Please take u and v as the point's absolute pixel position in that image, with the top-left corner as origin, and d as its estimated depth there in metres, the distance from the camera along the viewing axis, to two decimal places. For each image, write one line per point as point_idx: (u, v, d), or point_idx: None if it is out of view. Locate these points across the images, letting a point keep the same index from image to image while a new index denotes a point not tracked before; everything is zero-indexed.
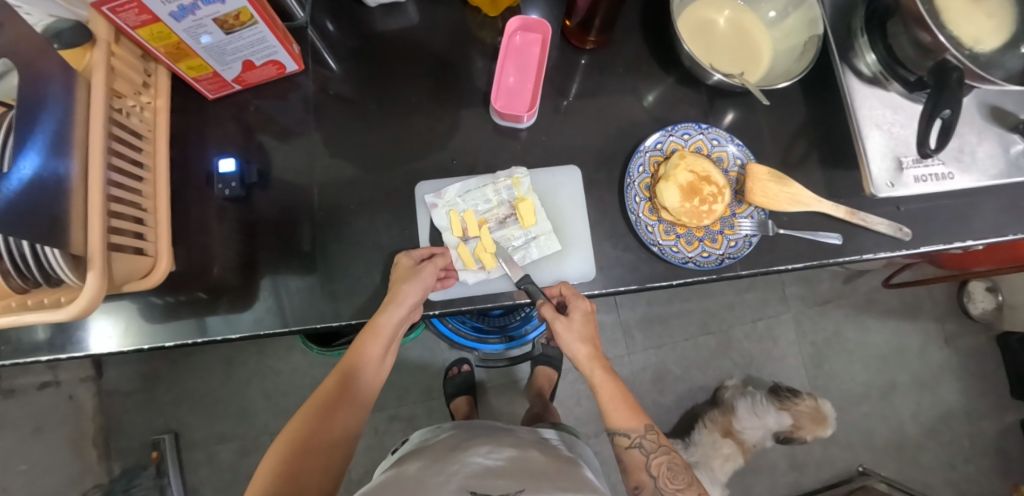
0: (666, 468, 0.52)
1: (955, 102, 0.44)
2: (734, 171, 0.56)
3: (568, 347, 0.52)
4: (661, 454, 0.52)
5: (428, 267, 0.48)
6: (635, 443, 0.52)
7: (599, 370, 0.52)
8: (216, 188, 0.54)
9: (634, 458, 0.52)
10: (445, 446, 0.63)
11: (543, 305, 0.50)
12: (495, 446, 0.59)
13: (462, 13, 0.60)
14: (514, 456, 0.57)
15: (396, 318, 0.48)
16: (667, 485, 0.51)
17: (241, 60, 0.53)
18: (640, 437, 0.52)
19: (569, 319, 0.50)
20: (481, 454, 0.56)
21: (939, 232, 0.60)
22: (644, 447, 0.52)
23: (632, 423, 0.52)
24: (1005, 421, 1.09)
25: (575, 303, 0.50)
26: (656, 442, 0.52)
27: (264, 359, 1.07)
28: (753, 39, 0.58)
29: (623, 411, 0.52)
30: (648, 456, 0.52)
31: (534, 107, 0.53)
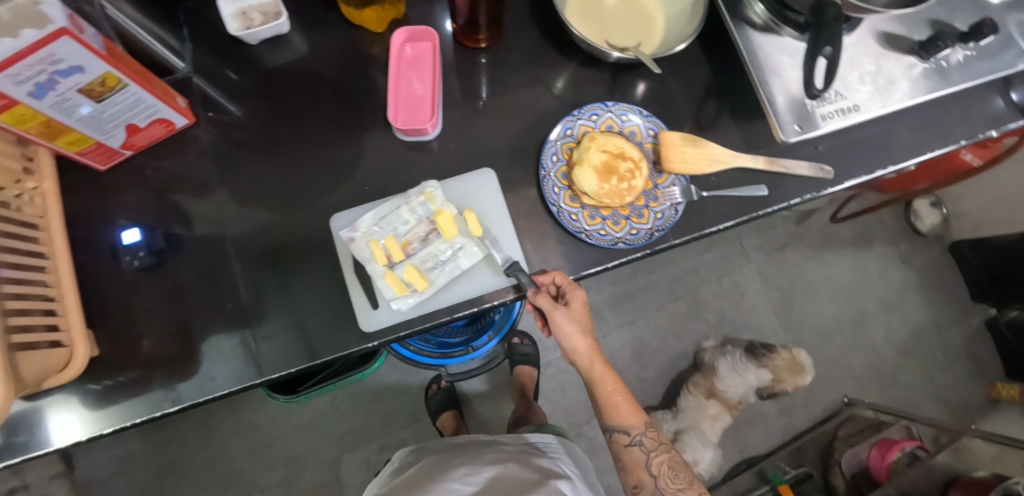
0: (668, 467, 0.56)
1: (835, 37, 0.44)
2: (649, 142, 0.55)
3: (568, 341, 0.53)
4: (661, 452, 0.56)
5: None
6: (635, 441, 0.56)
7: (597, 362, 0.54)
8: (124, 261, 0.52)
9: (634, 456, 0.56)
10: (422, 475, 0.64)
11: (537, 295, 0.49)
12: (472, 467, 0.61)
13: (349, 34, 0.58)
14: (492, 476, 0.59)
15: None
16: (668, 484, 0.55)
17: (124, 125, 0.50)
18: (639, 435, 0.56)
19: (573, 306, 0.50)
20: (457, 479, 0.58)
21: (860, 164, 0.61)
22: (645, 445, 0.56)
23: (633, 421, 0.56)
24: (971, 326, 1.14)
25: (574, 291, 0.50)
26: (655, 440, 0.57)
27: (241, 417, 1.03)
28: (644, 8, 0.58)
29: (624, 411, 0.56)
30: (648, 453, 0.56)
31: (436, 116, 0.53)
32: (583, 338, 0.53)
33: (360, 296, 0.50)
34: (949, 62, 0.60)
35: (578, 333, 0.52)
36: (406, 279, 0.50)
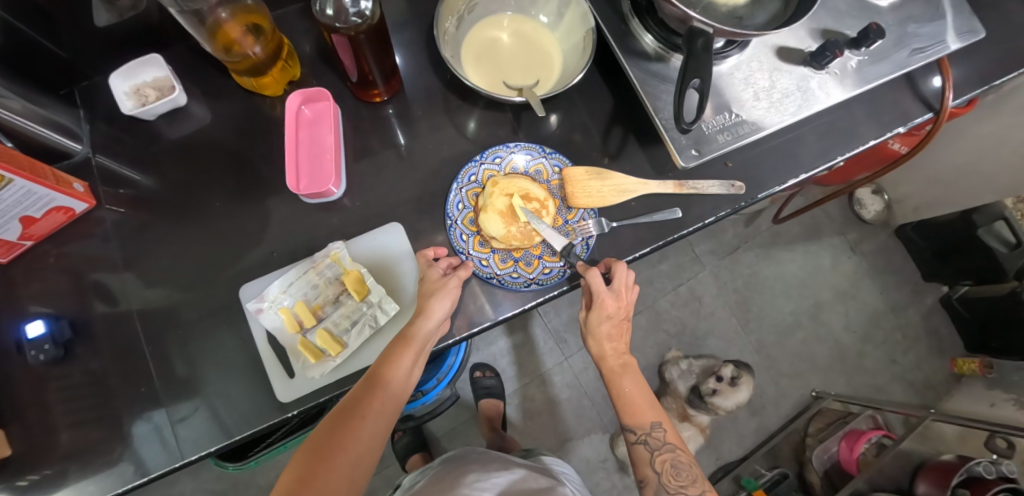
0: (671, 465, 0.53)
1: (702, 69, 0.45)
2: (555, 179, 0.56)
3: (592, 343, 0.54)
4: (666, 451, 0.53)
5: (453, 279, 0.48)
6: (641, 439, 0.54)
7: (620, 363, 0.54)
8: (29, 356, 0.50)
9: (640, 454, 0.54)
10: (432, 484, 0.67)
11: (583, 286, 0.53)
12: (483, 473, 0.66)
13: (249, 99, 0.58)
14: (504, 482, 0.65)
15: (431, 330, 0.47)
16: (670, 482, 0.53)
17: (17, 218, 0.49)
18: (645, 434, 0.54)
19: (599, 307, 0.51)
20: (471, 485, 0.63)
21: (771, 174, 0.62)
22: (650, 443, 0.54)
23: (640, 418, 0.54)
24: (927, 304, 1.16)
25: (620, 285, 0.51)
26: (662, 440, 0.54)
27: (201, 485, 1.00)
28: (540, 48, 0.59)
29: (637, 408, 0.54)
30: (652, 451, 0.54)
31: (337, 177, 0.53)
32: (608, 341, 0.54)
33: (275, 366, 0.49)
34: (845, 68, 0.59)
35: (605, 336, 0.54)
36: (320, 344, 0.49)
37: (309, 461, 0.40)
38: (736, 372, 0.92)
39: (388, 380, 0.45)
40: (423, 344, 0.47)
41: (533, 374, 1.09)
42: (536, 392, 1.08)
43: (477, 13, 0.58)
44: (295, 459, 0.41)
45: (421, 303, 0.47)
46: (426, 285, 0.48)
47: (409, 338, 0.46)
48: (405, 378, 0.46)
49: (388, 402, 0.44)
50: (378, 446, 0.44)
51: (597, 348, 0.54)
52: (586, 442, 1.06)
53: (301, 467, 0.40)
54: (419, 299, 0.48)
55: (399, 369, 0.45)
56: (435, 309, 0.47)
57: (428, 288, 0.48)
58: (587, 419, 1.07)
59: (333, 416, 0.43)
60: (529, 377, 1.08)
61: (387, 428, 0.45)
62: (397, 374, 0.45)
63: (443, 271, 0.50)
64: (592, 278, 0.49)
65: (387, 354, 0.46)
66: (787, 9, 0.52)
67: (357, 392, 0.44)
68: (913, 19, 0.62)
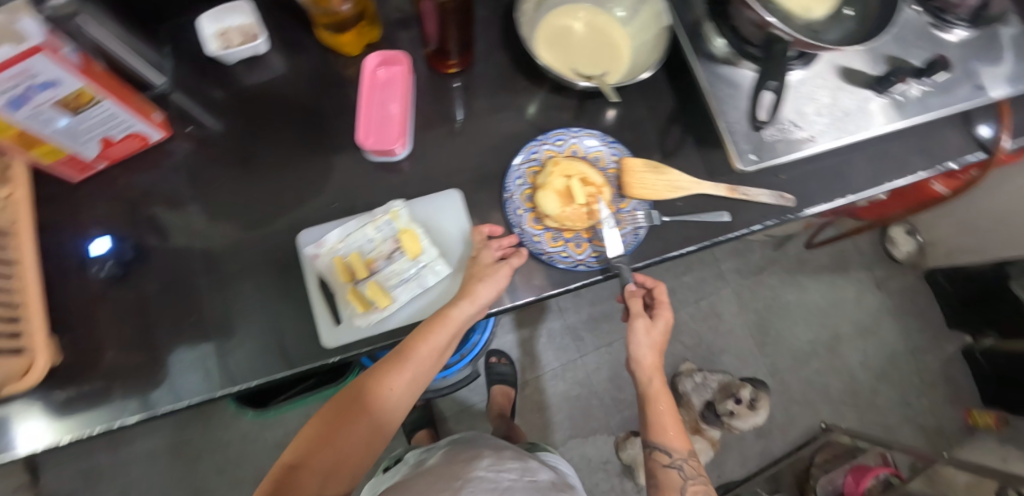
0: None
1: (779, 72, 0.46)
2: (612, 168, 0.57)
3: (636, 351, 0.53)
4: (699, 482, 0.52)
5: (504, 267, 0.49)
6: (675, 463, 0.53)
7: (656, 380, 0.54)
8: (91, 271, 0.53)
9: (670, 478, 0.52)
10: (446, 463, 0.68)
11: (632, 297, 0.52)
12: (496, 461, 0.67)
13: (325, 54, 0.60)
14: (519, 474, 0.65)
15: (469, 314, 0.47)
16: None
17: (99, 137, 0.51)
18: (680, 459, 0.53)
19: (660, 318, 0.53)
20: (486, 469, 0.63)
21: (819, 193, 0.62)
22: (684, 470, 0.53)
23: (677, 442, 0.54)
24: (947, 351, 1.15)
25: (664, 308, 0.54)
26: (695, 470, 0.53)
27: (209, 434, 1.01)
28: (610, 40, 0.60)
29: (671, 429, 0.54)
30: (686, 478, 0.52)
31: (404, 137, 0.54)
32: (654, 355, 0.54)
33: (322, 312, 0.50)
34: (906, 96, 0.60)
35: (653, 346, 0.53)
36: (369, 295, 0.50)
37: (330, 423, 0.43)
38: (755, 394, 0.94)
39: (420, 356, 0.46)
40: (461, 324, 0.48)
41: (547, 367, 1.09)
42: (547, 386, 1.08)
43: (554, 1, 0.60)
44: (315, 418, 0.44)
45: (467, 287, 0.48)
46: (477, 267, 0.49)
47: (447, 318, 0.47)
48: (433, 355, 0.47)
49: (412, 379, 0.46)
50: (397, 417, 0.47)
51: (640, 354, 0.53)
52: (589, 442, 1.06)
53: (322, 426, 0.43)
54: (466, 281, 0.48)
55: (429, 348, 0.46)
56: (479, 294, 0.47)
57: (478, 272, 0.49)
58: (593, 419, 1.07)
59: (362, 381, 0.46)
60: (542, 369, 1.09)
61: (407, 401, 0.47)
62: (425, 353, 0.46)
63: (496, 256, 0.50)
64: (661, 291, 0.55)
65: (421, 331, 0.46)
66: (861, 31, 0.52)
67: (382, 364, 0.45)
68: (977, 57, 0.62)
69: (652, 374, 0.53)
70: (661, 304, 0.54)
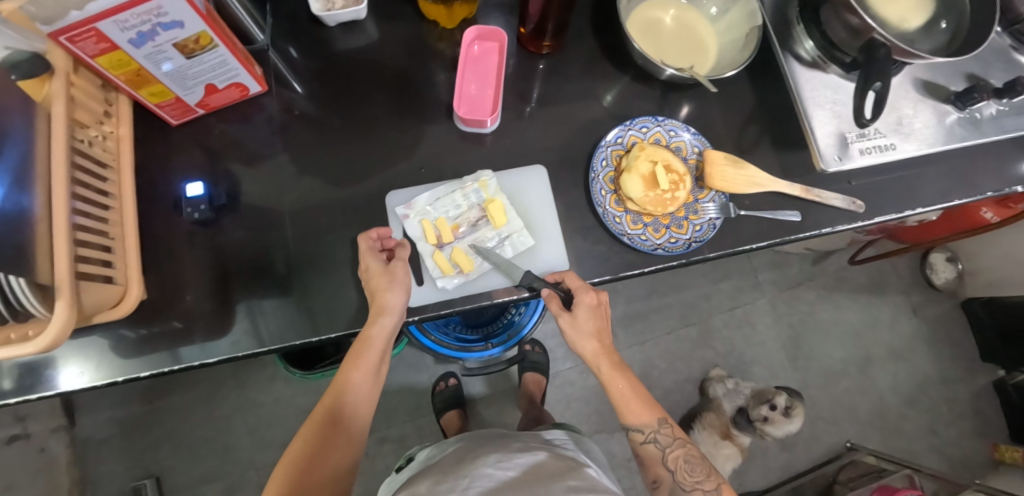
0: (684, 461, 0.51)
1: (884, 74, 0.47)
2: (694, 159, 0.58)
3: (578, 346, 0.53)
4: (677, 447, 0.52)
5: (399, 266, 0.49)
6: (650, 438, 0.52)
7: (605, 363, 0.52)
8: (185, 212, 0.54)
9: (650, 453, 0.52)
10: (453, 461, 0.59)
11: (549, 298, 0.51)
12: (505, 454, 0.55)
13: (420, 26, 0.62)
14: (529, 462, 0.53)
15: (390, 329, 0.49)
16: (686, 479, 0.50)
17: (204, 83, 0.53)
18: (654, 432, 0.52)
19: (587, 306, 0.51)
20: (491, 465, 0.51)
21: (890, 202, 0.61)
22: (660, 441, 0.52)
23: (646, 417, 0.52)
24: (979, 384, 1.15)
25: (582, 296, 0.51)
26: (671, 436, 0.52)
27: (243, 395, 1.10)
28: (697, 35, 0.61)
29: (638, 406, 0.52)
30: (663, 450, 0.52)
31: (496, 111, 0.56)
32: (596, 339, 0.52)
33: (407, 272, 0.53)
34: (984, 114, 0.60)
35: (590, 333, 0.52)
36: (452, 259, 0.52)
37: (290, 473, 0.47)
38: (790, 402, 0.93)
39: (356, 379, 0.50)
40: (384, 343, 0.50)
41: (578, 361, 1.11)
42: (576, 378, 1.10)
43: None
44: (276, 475, 0.47)
45: (376, 300, 0.48)
46: (373, 281, 0.48)
47: (371, 339, 0.49)
48: (368, 378, 0.51)
49: (356, 404, 0.51)
50: (354, 443, 0.51)
51: (581, 347, 0.52)
52: (613, 438, 1.07)
53: (284, 478, 0.46)
54: (371, 298, 0.48)
55: (362, 374, 0.50)
56: (388, 308, 0.48)
57: (378, 282, 0.48)
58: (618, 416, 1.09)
59: (318, 419, 0.49)
60: (574, 362, 1.11)
61: (359, 424, 0.51)
62: (359, 380, 0.50)
63: (384, 260, 0.50)
64: (572, 279, 0.52)
65: (351, 357, 0.49)
66: (952, 45, 0.53)
67: (328, 398, 0.50)
68: None
69: (596, 362, 0.52)
70: (578, 290, 0.51)
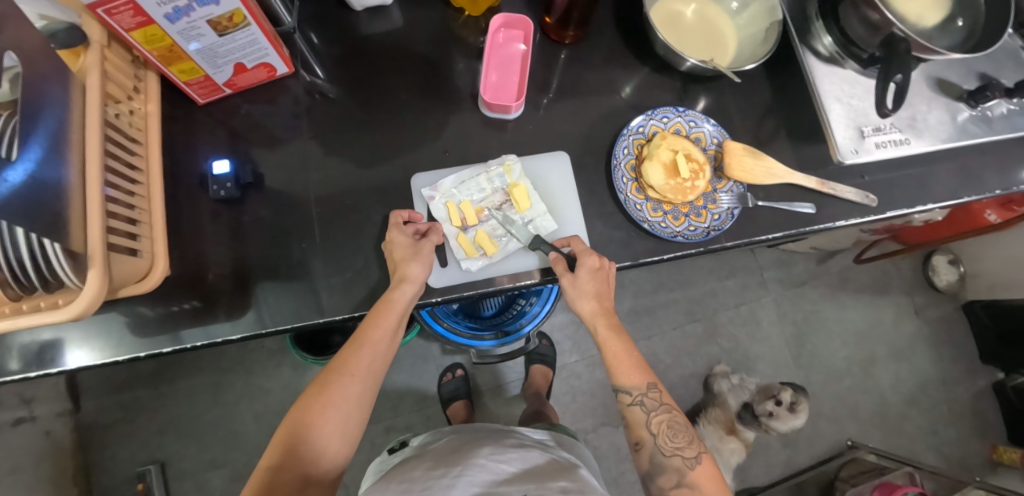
0: (667, 426, 0.51)
1: (905, 68, 0.49)
2: (712, 149, 0.60)
3: (577, 305, 0.52)
4: (662, 413, 0.52)
5: (427, 244, 0.51)
6: (637, 401, 0.52)
7: (602, 326, 0.53)
8: (210, 190, 0.54)
9: (636, 416, 0.52)
10: (447, 448, 0.58)
11: (554, 259, 0.52)
12: (499, 448, 0.54)
13: (445, 13, 0.63)
14: (522, 459, 0.52)
15: (410, 297, 0.50)
16: (667, 443, 0.51)
17: (233, 63, 0.53)
18: (641, 395, 0.52)
19: (590, 266, 0.51)
20: (485, 456, 0.51)
21: (902, 197, 0.62)
22: (646, 404, 0.52)
23: (635, 380, 0.52)
24: (978, 385, 1.16)
25: (586, 257, 0.51)
26: (658, 401, 0.52)
27: (251, 381, 1.11)
28: (718, 28, 0.61)
29: (629, 369, 0.52)
30: (648, 414, 0.52)
31: (520, 97, 0.57)
32: (596, 302, 0.52)
33: None
34: (995, 112, 0.61)
35: (591, 295, 0.52)
36: (476, 242, 0.54)
37: (303, 416, 0.47)
38: (795, 397, 0.94)
39: (372, 341, 0.49)
40: (405, 308, 0.50)
41: (585, 353, 1.12)
42: (583, 371, 1.11)
43: None
44: (289, 416, 0.48)
45: (398, 269, 0.49)
46: (397, 249, 0.50)
47: (392, 301, 0.49)
48: (387, 338, 0.50)
49: (372, 362, 0.50)
50: (364, 405, 0.50)
51: (581, 306, 0.52)
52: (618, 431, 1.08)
53: (296, 421, 0.47)
54: (394, 264, 0.50)
55: (381, 332, 0.49)
56: (413, 273, 0.49)
57: (401, 254, 0.50)
58: None
59: (329, 374, 0.49)
60: (580, 355, 1.12)
61: (367, 390, 0.50)
62: (377, 340, 0.50)
63: (412, 237, 0.51)
64: (577, 244, 0.53)
65: (370, 317, 0.49)
66: (969, 42, 0.55)
67: (343, 354, 0.50)
68: None
69: (593, 322, 0.52)
70: (582, 252, 0.52)
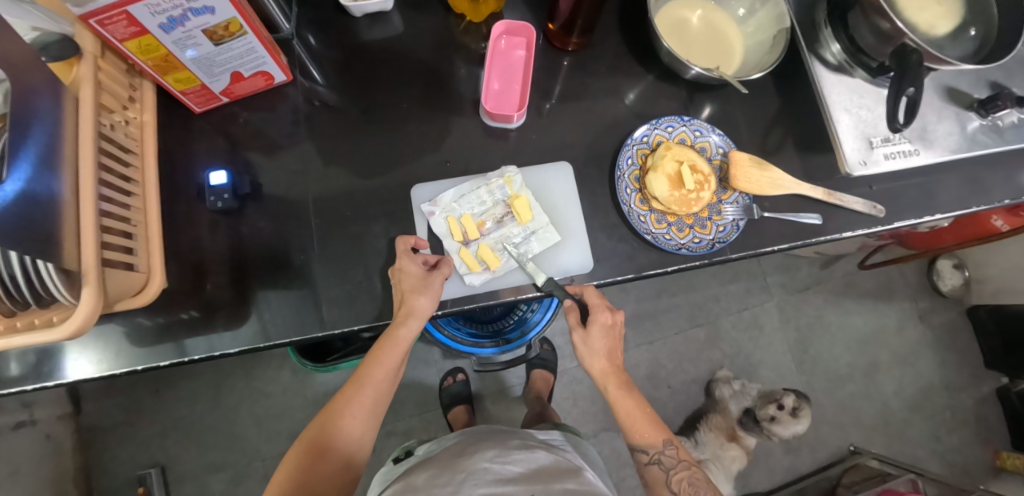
0: (687, 484, 0.52)
1: (918, 80, 0.47)
2: (718, 159, 0.59)
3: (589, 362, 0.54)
4: (681, 469, 0.53)
5: (437, 276, 0.50)
6: (654, 459, 0.54)
7: (615, 385, 0.54)
8: (208, 201, 0.54)
9: (655, 474, 0.53)
10: (450, 454, 0.57)
11: (568, 309, 0.52)
12: (504, 449, 0.53)
13: (446, 19, 0.62)
14: (528, 461, 0.51)
15: (415, 332, 0.49)
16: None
17: (230, 71, 0.52)
18: (658, 453, 0.53)
19: (601, 323, 0.52)
20: (490, 459, 0.50)
21: (910, 207, 0.62)
22: (664, 463, 0.53)
23: (651, 438, 0.53)
24: (982, 391, 1.16)
25: (597, 310, 0.52)
26: (675, 458, 0.53)
27: (252, 385, 1.11)
28: (725, 36, 0.60)
29: (645, 428, 0.53)
30: (667, 471, 0.53)
31: (522, 107, 0.56)
32: (607, 359, 0.53)
33: None
34: (1005, 121, 0.59)
35: (601, 352, 0.53)
36: (478, 256, 0.53)
37: (306, 457, 0.46)
38: (798, 403, 0.94)
39: (375, 377, 0.50)
40: (407, 344, 0.50)
41: None
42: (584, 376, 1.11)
43: None
44: (291, 455, 0.47)
45: (405, 303, 0.48)
46: (405, 281, 0.49)
47: (396, 337, 0.49)
48: (389, 376, 0.51)
49: (376, 400, 0.50)
50: (366, 441, 0.50)
51: (592, 364, 0.54)
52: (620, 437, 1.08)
53: (298, 465, 0.46)
54: (401, 298, 0.48)
55: (384, 371, 0.50)
56: (420, 309, 0.48)
57: (410, 285, 0.49)
58: None
59: (331, 411, 0.49)
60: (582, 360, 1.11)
61: (369, 427, 0.50)
62: (381, 375, 0.50)
63: (423, 267, 0.50)
64: (589, 294, 0.52)
65: (376, 352, 0.50)
66: (982, 52, 0.54)
67: (345, 391, 0.50)
68: None
69: (604, 381, 0.53)
70: (594, 307, 0.52)
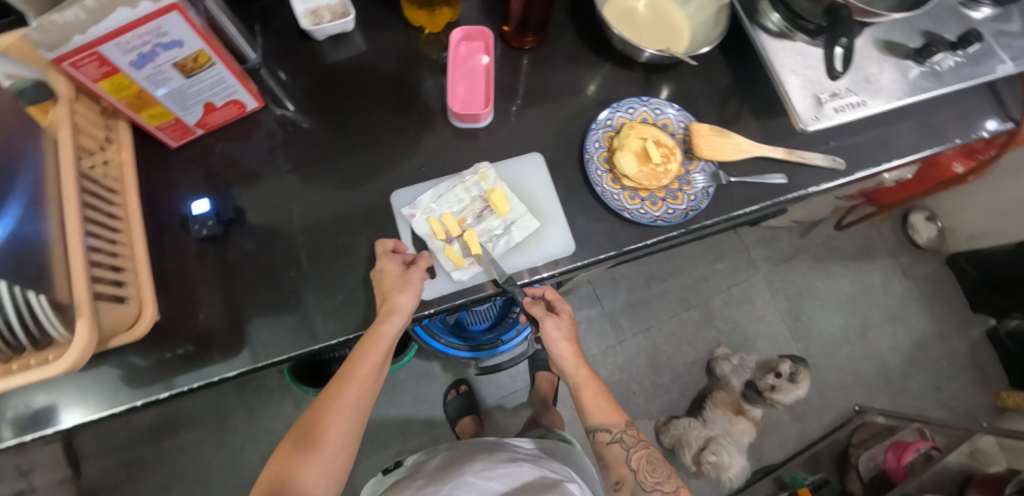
0: (646, 461, 0.54)
1: (848, 31, 0.51)
2: (680, 133, 0.61)
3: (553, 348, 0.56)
4: (640, 448, 0.55)
5: (416, 271, 0.51)
6: (616, 438, 0.55)
7: (582, 368, 0.57)
8: (192, 230, 0.54)
9: (615, 453, 0.55)
10: (440, 467, 0.57)
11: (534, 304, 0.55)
12: (491, 462, 0.53)
13: (407, 33, 0.65)
14: (514, 473, 0.51)
15: (397, 328, 0.50)
16: (646, 478, 0.53)
17: (203, 102, 0.54)
18: (620, 432, 0.55)
19: (564, 313, 0.58)
20: (475, 473, 0.50)
21: (869, 157, 0.65)
22: (625, 441, 0.55)
23: (614, 417, 0.55)
24: (973, 336, 1.18)
25: (560, 306, 0.58)
26: (636, 437, 0.55)
27: (255, 423, 1.09)
28: (671, 19, 0.64)
29: (606, 407, 0.56)
30: (628, 449, 0.54)
31: (488, 104, 0.59)
32: (570, 345, 0.57)
33: None
34: (943, 66, 0.63)
35: (568, 336, 0.57)
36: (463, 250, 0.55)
37: (291, 454, 0.47)
38: (794, 368, 0.94)
39: (359, 374, 0.50)
40: (391, 340, 0.50)
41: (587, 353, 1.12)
42: None
43: None
44: (277, 454, 0.48)
45: (387, 300, 0.49)
46: (386, 280, 0.50)
47: (378, 335, 0.49)
48: (374, 372, 0.51)
49: (360, 396, 0.50)
50: (351, 440, 0.50)
51: (558, 349, 0.56)
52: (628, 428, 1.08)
53: (286, 459, 0.47)
54: (383, 295, 0.50)
55: (368, 367, 0.50)
56: (402, 304, 0.49)
57: (391, 283, 0.50)
58: (633, 404, 1.09)
59: (317, 409, 0.50)
60: None
61: (354, 426, 0.50)
62: (364, 372, 0.50)
63: (403, 266, 0.52)
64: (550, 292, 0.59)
65: (358, 351, 0.49)
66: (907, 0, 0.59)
67: (331, 387, 0.50)
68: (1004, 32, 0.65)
69: (577, 363, 0.56)
70: (556, 302, 0.59)
